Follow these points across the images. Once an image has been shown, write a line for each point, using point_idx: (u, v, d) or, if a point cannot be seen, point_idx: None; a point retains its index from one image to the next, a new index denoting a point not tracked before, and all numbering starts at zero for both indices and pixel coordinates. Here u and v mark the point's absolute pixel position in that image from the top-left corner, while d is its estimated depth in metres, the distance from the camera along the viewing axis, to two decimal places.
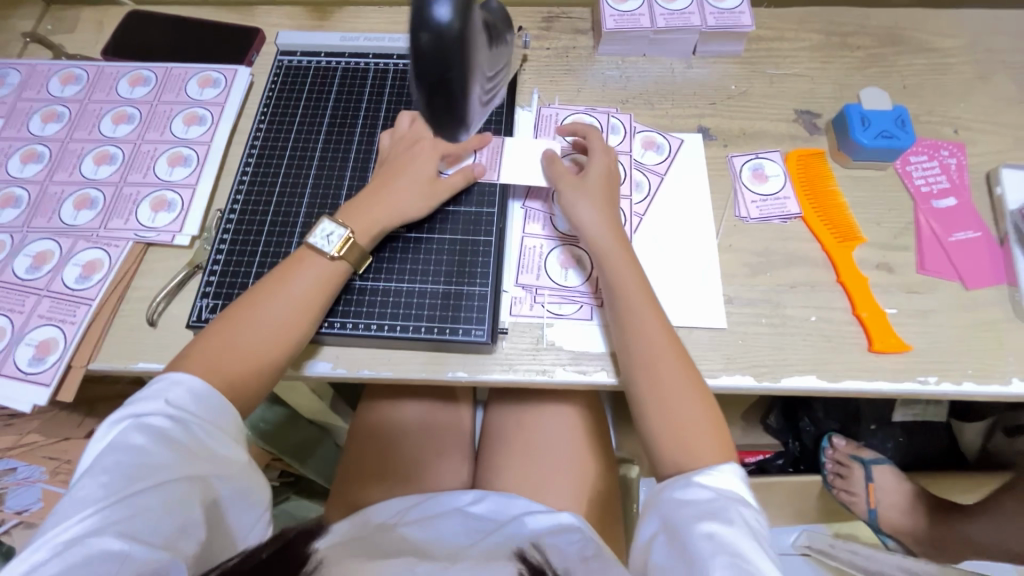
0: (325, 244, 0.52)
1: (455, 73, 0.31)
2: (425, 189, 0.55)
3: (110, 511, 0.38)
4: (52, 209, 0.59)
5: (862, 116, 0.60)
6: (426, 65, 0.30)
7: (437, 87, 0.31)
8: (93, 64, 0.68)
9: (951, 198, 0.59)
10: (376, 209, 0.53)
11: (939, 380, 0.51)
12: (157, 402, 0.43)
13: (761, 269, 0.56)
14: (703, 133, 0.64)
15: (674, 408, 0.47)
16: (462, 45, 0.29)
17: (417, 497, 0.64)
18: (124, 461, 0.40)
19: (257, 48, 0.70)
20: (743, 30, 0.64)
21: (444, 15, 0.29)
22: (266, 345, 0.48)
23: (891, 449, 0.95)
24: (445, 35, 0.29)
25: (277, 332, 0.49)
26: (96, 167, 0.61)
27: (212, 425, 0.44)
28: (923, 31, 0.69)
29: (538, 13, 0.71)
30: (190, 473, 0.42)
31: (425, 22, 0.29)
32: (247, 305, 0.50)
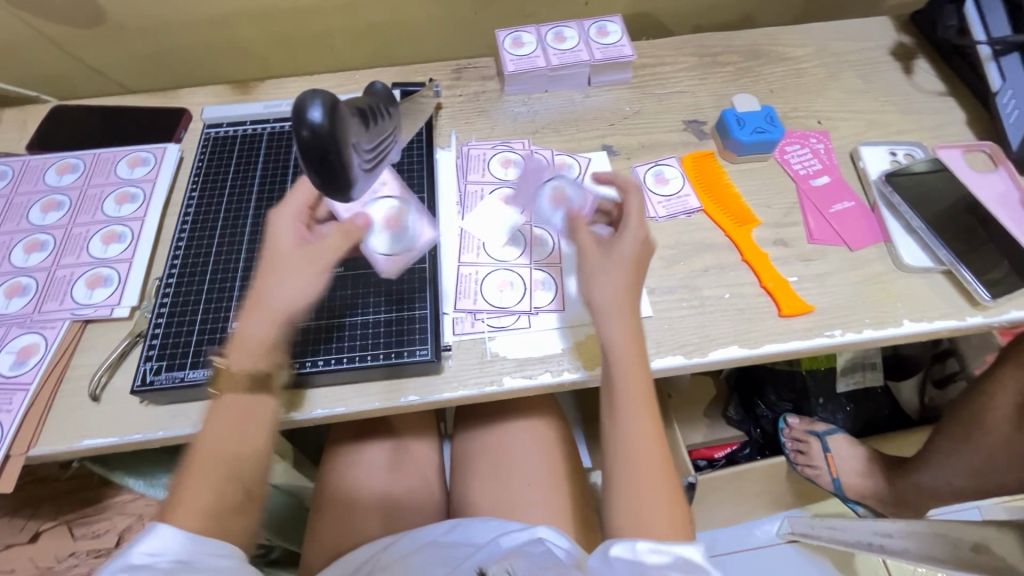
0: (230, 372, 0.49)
1: (333, 150, 0.35)
2: (289, 260, 0.48)
3: None
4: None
5: (737, 118, 0.68)
6: (311, 160, 0.35)
7: (322, 166, 0.36)
8: (18, 159, 0.69)
9: (825, 177, 0.67)
10: (253, 322, 0.47)
11: (844, 332, 0.57)
12: None
13: (675, 260, 0.62)
14: (608, 150, 0.71)
15: (641, 498, 0.45)
16: (335, 140, 0.35)
17: (388, 539, 0.63)
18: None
19: (184, 125, 0.73)
20: (626, 59, 0.73)
21: (318, 116, 0.34)
22: (225, 467, 0.44)
23: (842, 419, 1.01)
24: (321, 131, 0.34)
25: (229, 450, 0.44)
26: (26, 255, 0.62)
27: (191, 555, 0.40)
28: (778, 44, 0.80)
29: (447, 67, 0.79)
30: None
31: (303, 125, 0.34)
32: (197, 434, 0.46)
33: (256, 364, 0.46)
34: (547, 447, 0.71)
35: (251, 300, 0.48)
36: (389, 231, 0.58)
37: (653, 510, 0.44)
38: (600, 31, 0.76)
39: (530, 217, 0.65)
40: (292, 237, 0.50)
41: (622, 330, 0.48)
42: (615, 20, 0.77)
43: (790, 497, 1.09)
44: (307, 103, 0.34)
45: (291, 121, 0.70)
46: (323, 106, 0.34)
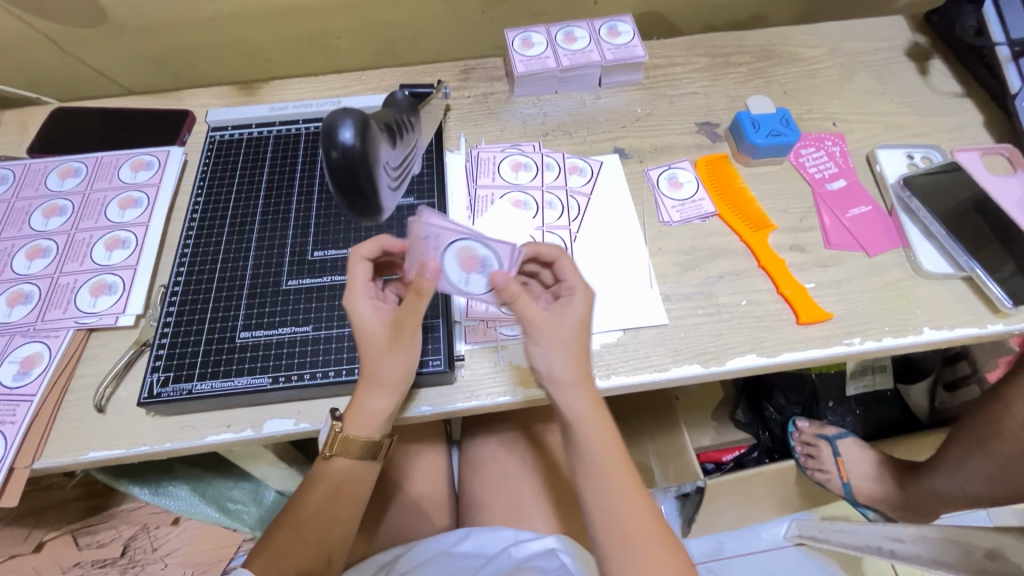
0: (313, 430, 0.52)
1: (363, 171, 0.37)
2: (389, 340, 0.48)
3: None
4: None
5: (752, 120, 0.67)
6: (340, 179, 0.37)
7: (351, 187, 0.38)
8: (19, 163, 0.68)
9: (841, 180, 0.66)
10: (370, 399, 0.49)
11: (863, 340, 0.56)
12: None
13: (690, 266, 0.61)
14: (620, 153, 0.69)
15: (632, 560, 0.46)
16: (366, 160, 0.36)
17: (399, 550, 0.62)
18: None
19: (188, 127, 0.72)
20: (638, 60, 0.72)
21: (349, 138, 0.36)
22: (336, 520, 0.53)
23: (851, 423, 1.01)
24: (353, 153, 0.36)
25: (338, 504, 0.53)
26: (28, 262, 0.60)
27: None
28: (791, 45, 0.79)
29: (455, 67, 0.77)
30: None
31: (335, 147, 0.36)
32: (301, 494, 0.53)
33: (370, 433, 0.51)
34: (559, 455, 0.70)
35: (360, 377, 0.50)
36: (466, 269, 0.49)
37: (658, 568, 0.46)
38: (611, 31, 0.74)
39: (542, 224, 0.63)
40: (374, 317, 0.49)
41: (595, 423, 0.48)
42: (627, 20, 0.76)
43: (798, 500, 1.08)
44: (339, 124, 0.35)
45: (297, 124, 0.69)
46: (354, 128, 0.36)
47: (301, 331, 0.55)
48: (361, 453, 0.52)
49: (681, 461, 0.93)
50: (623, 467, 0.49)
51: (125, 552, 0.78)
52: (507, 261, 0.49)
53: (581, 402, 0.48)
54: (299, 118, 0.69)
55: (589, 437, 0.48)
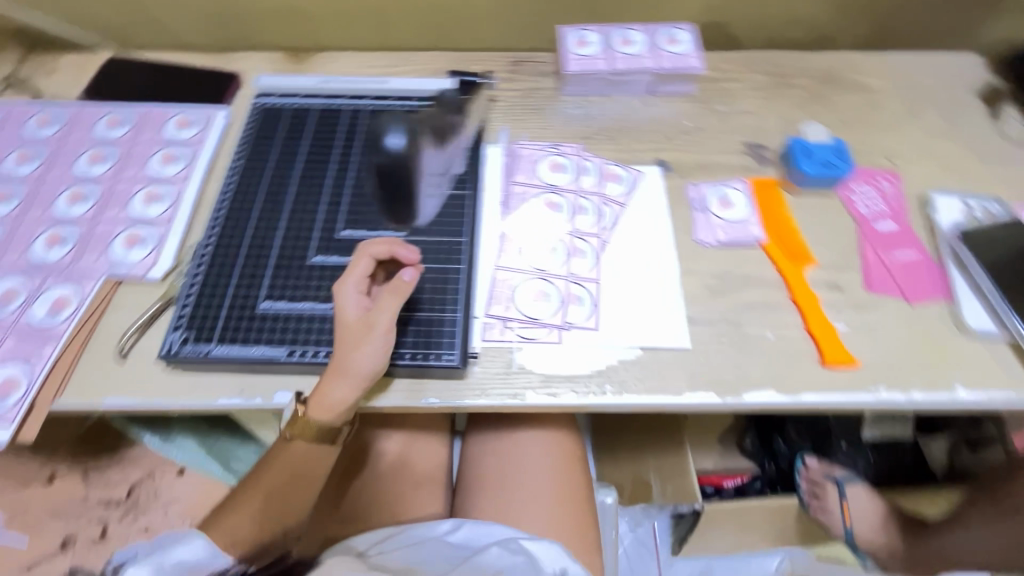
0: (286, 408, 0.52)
1: None
2: (361, 331, 0.50)
3: None
4: (24, 247, 0.59)
5: (805, 149, 0.65)
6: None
7: None
8: (72, 106, 0.69)
9: (891, 222, 0.63)
10: (334, 386, 0.49)
11: (890, 391, 0.53)
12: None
13: (720, 290, 0.59)
14: (662, 166, 0.68)
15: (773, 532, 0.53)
16: None
17: (391, 529, 0.63)
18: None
19: (235, 89, 0.72)
20: (694, 72, 0.70)
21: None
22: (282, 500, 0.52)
23: (863, 468, 0.98)
24: None
25: (288, 492, 0.53)
26: (69, 206, 0.62)
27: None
28: (856, 72, 0.75)
29: (505, 58, 0.76)
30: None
31: None
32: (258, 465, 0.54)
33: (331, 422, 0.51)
34: (559, 461, 0.70)
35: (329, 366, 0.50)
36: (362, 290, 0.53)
37: None
38: (670, 38, 0.72)
39: (574, 230, 0.62)
40: (355, 307, 0.51)
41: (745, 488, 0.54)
42: (687, 28, 0.73)
43: (796, 536, 1.06)
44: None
45: (342, 99, 0.69)
46: None
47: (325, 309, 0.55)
48: (317, 438, 0.51)
49: (679, 482, 0.93)
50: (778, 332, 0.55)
51: (130, 494, 0.76)
52: (617, 217, 0.64)
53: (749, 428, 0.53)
54: (344, 93, 0.69)
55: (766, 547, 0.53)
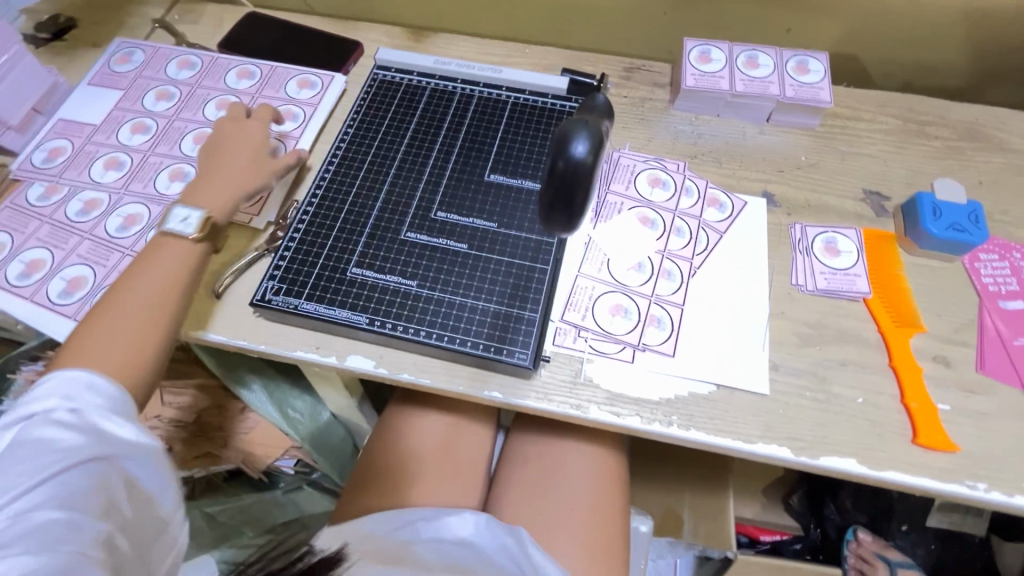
0: (181, 225, 0.51)
1: (580, 186, 0.39)
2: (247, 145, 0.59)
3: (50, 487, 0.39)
4: (150, 177, 0.64)
5: (934, 206, 0.59)
6: (557, 187, 0.40)
7: (562, 195, 0.40)
8: (209, 54, 0.74)
9: (1020, 302, 0.57)
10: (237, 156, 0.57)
11: (988, 488, 0.49)
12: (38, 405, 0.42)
13: (810, 341, 0.56)
14: (768, 199, 0.64)
15: None
16: (589, 174, 0.39)
17: (424, 512, 0.62)
18: (35, 450, 0.40)
19: (355, 58, 0.75)
20: (821, 105, 0.66)
21: (581, 152, 0.39)
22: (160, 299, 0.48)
23: (921, 556, 0.91)
24: (581, 165, 0.39)
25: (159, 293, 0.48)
26: (192, 145, 0.66)
27: (117, 415, 0.43)
28: (1005, 130, 0.68)
29: (619, 63, 0.74)
30: (127, 458, 0.43)
31: (566, 154, 0.39)
32: (171, 270, 0.49)
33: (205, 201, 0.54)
34: (602, 479, 0.69)
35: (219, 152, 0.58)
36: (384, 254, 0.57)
37: None
38: (799, 66, 0.68)
39: (664, 249, 0.60)
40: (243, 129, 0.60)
41: None
42: (820, 58, 0.69)
43: None
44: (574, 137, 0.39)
45: (455, 82, 0.70)
46: (589, 144, 0.39)
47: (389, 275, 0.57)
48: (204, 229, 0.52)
49: (713, 525, 0.91)
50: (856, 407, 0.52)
51: (196, 421, 0.82)
52: (712, 244, 0.61)
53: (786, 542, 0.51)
54: (458, 77, 0.70)
55: None
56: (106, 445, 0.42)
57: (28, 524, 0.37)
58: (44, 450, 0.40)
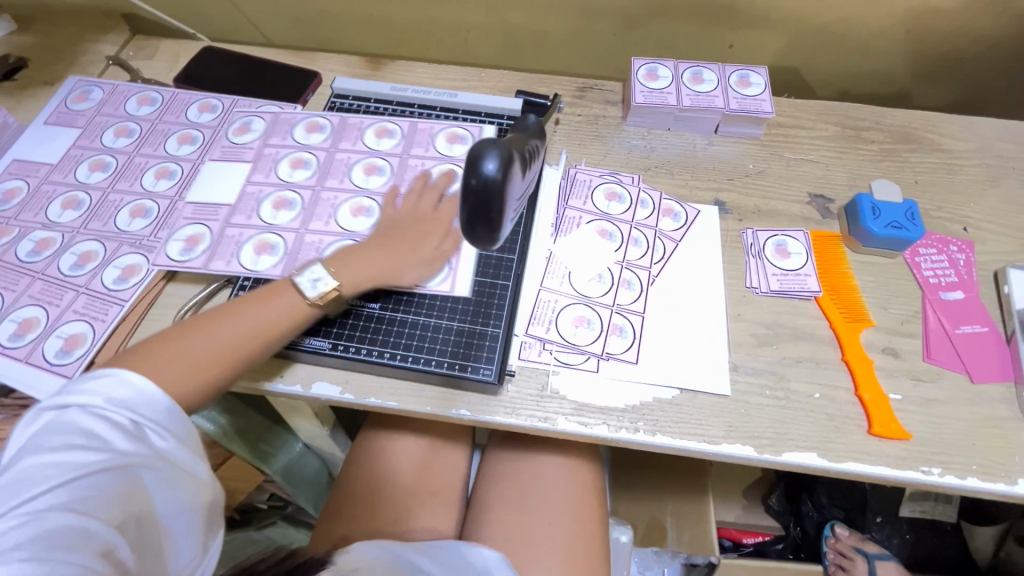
0: (309, 286, 0.52)
1: (495, 204, 0.40)
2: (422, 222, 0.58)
3: (67, 491, 0.38)
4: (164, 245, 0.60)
5: (872, 206, 0.62)
6: (472, 204, 0.40)
7: (479, 214, 0.40)
8: (168, 89, 0.74)
9: (958, 292, 0.60)
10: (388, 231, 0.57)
11: (942, 473, 0.51)
12: (87, 396, 0.42)
13: (767, 341, 0.58)
14: (720, 207, 0.67)
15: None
16: (501, 191, 0.39)
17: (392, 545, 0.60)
18: (74, 441, 0.40)
19: (313, 88, 0.76)
20: (763, 116, 0.69)
21: (492, 169, 0.39)
22: (241, 345, 0.49)
23: (896, 546, 0.93)
24: (491, 183, 0.39)
25: (244, 342, 0.49)
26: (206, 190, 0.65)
27: (166, 430, 0.43)
28: (935, 133, 0.73)
29: (573, 83, 0.77)
30: (157, 470, 0.42)
31: (476, 174, 0.39)
32: (270, 324, 0.50)
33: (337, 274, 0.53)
34: (578, 491, 0.68)
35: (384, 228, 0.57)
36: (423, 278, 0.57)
37: None
38: (741, 79, 0.71)
39: (623, 259, 0.62)
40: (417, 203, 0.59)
41: None
42: (761, 71, 0.72)
43: None
44: (484, 155, 0.39)
45: (412, 107, 0.71)
46: (497, 161, 0.39)
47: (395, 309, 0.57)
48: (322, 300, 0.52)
49: (697, 530, 0.90)
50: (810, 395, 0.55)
51: None
52: (669, 252, 0.63)
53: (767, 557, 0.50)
54: (414, 102, 0.71)
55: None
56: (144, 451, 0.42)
57: (42, 523, 0.37)
58: (90, 445, 0.40)
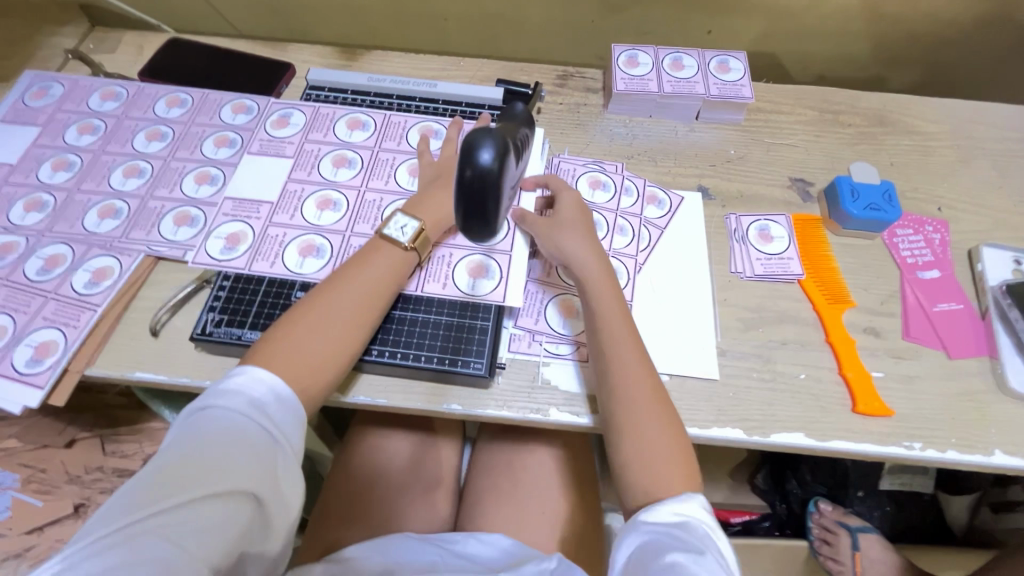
0: (399, 234, 0.54)
1: (491, 195, 0.38)
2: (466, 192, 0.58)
3: (171, 511, 0.37)
4: (202, 244, 0.58)
5: (851, 188, 0.64)
6: (467, 196, 0.38)
7: (475, 206, 0.38)
8: (133, 84, 0.71)
9: (935, 270, 0.62)
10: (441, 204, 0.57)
11: (923, 447, 0.52)
12: (256, 403, 0.42)
13: (753, 325, 0.58)
14: (703, 192, 0.67)
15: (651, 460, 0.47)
16: (499, 182, 0.37)
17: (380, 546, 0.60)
18: (216, 454, 0.39)
19: (287, 80, 0.74)
20: (743, 101, 0.69)
21: (488, 161, 0.37)
22: (353, 310, 0.50)
23: (877, 518, 0.96)
24: (487, 174, 0.37)
25: (359, 310, 0.50)
26: (196, 186, 0.63)
27: (288, 438, 0.43)
28: (909, 115, 0.74)
29: (553, 71, 0.76)
30: (269, 498, 0.41)
31: (470, 165, 0.37)
32: (377, 284, 0.51)
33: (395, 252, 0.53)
34: (570, 479, 0.68)
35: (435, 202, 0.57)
36: (473, 277, 0.57)
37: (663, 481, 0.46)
38: (720, 65, 0.72)
39: (610, 248, 0.61)
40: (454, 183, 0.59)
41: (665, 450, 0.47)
42: (739, 57, 0.73)
43: None
44: (478, 146, 0.37)
45: (390, 98, 0.70)
46: (492, 152, 0.37)
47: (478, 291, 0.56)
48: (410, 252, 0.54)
49: None
50: (653, 384, 0.49)
51: None
52: (655, 239, 0.63)
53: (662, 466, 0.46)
54: (393, 93, 0.70)
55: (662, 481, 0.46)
56: (265, 479, 0.41)
57: (147, 537, 0.36)
58: (236, 464, 0.40)
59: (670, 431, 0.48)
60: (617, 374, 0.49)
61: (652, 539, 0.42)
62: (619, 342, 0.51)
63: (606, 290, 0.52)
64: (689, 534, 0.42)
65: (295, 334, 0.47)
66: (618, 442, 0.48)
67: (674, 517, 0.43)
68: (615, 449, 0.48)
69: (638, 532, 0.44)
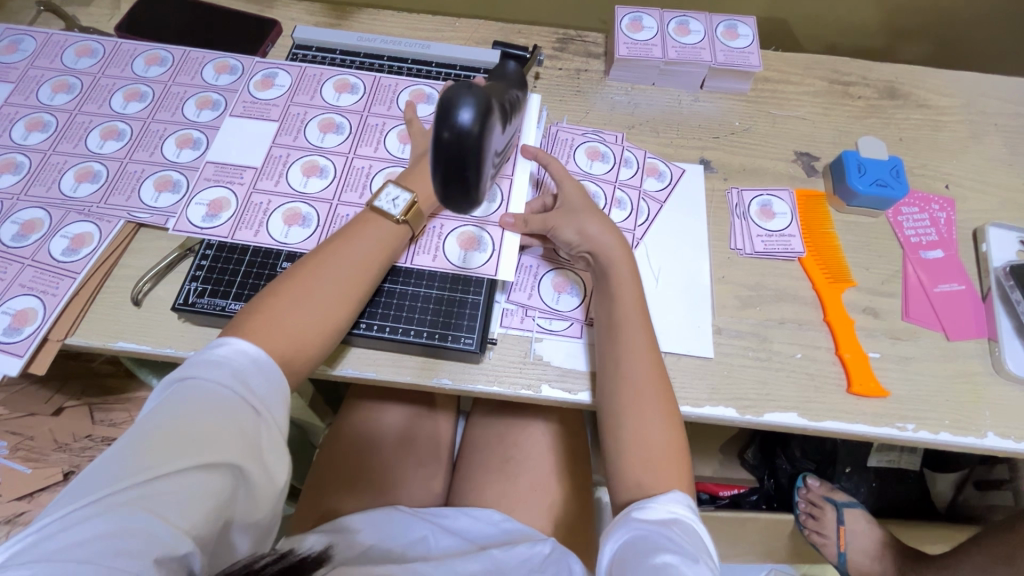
0: (390, 206, 0.52)
1: (472, 162, 0.32)
2: None
3: (145, 487, 0.36)
4: (184, 210, 0.56)
5: (858, 164, 0.61)
6: (444, 162, 0.32)
7: (453, 174, 0.32)
8: (110, 40, 0.68)
9: (938, 250, 0.60)
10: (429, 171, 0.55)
11: (916, 428, 0.52)
12: (235, 374, 0.41)
13: (751, 303, 0.57)
14: (704, 165, 0.65)
15: (641, 439, 0.47)
16: (481, 147, 0.31)
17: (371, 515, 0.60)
18: (193, 426, 0.38)
19: (273, 39, 0.70)
20: (750, 70, 0.66)
21: (467, 120, 0.31)
22: (344, 283, 0.48)
23: (864, 493, 0.97)
24: (468, 136, 0.31)
25: (349, 282, 0.49)
26: (177, 149, 0.60)
27: (272, 412, 0.42)
28: (922, 88, 0.71)
29: (553, 34, 0.73)
30: (251, 472, 0.40)
31: (448, 128, 0.31)
32: (367, 256, 0.50)
33: (386, 223, 0.51)
34: (563, 454, 0.68)
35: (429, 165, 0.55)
36: (464, 249, 0.55)
37: (656, 463, 0.46)
38: (729, 31, 0.68)
39: None
40: None
41: (660, 430, 0.47)
42: (748, 22, 0.69)
43: (785, 553, 1.04)
44: (458, 103, 0.31)
45: (381, 59, 0.66)
46: (475, 109, 0.31)
47: (464, 262, 0.54)
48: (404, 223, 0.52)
49: None
50: (655, 370, 0.49)
51: None
52: (653, 215, 0.61)
53: (655, 454, 0.46)
54: (384, 54, 0.67)
55: (655, 459, 0.46)
56: (247, 452, 0.39)
57: (120, 513, 0.35)
58: (218, 436, 0.38)
59: (665, 426, 0.47)
60: (620, 353, 0.49)
61: (640, 536, 0.42)
62: (627, 326, 0.50)
63: (623, 278, 0.51)
64: (679, 530, 0.42)
65: (279, 307, 0.46)
66: (615, 427, 0.48)
67: (666, 513, 0.43)
68: (611, 433, 0.48)
69: (627, 528, 0.43)
